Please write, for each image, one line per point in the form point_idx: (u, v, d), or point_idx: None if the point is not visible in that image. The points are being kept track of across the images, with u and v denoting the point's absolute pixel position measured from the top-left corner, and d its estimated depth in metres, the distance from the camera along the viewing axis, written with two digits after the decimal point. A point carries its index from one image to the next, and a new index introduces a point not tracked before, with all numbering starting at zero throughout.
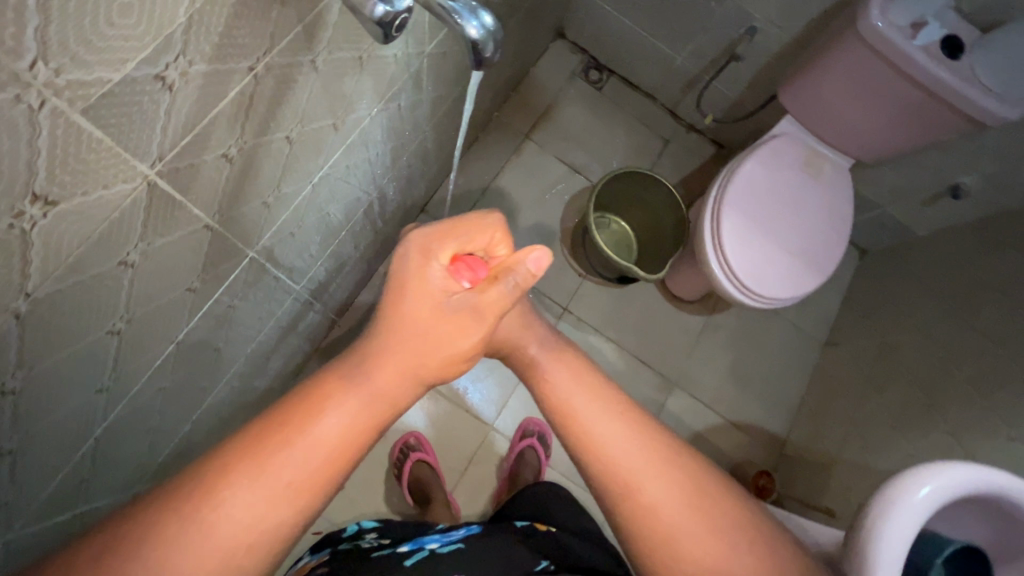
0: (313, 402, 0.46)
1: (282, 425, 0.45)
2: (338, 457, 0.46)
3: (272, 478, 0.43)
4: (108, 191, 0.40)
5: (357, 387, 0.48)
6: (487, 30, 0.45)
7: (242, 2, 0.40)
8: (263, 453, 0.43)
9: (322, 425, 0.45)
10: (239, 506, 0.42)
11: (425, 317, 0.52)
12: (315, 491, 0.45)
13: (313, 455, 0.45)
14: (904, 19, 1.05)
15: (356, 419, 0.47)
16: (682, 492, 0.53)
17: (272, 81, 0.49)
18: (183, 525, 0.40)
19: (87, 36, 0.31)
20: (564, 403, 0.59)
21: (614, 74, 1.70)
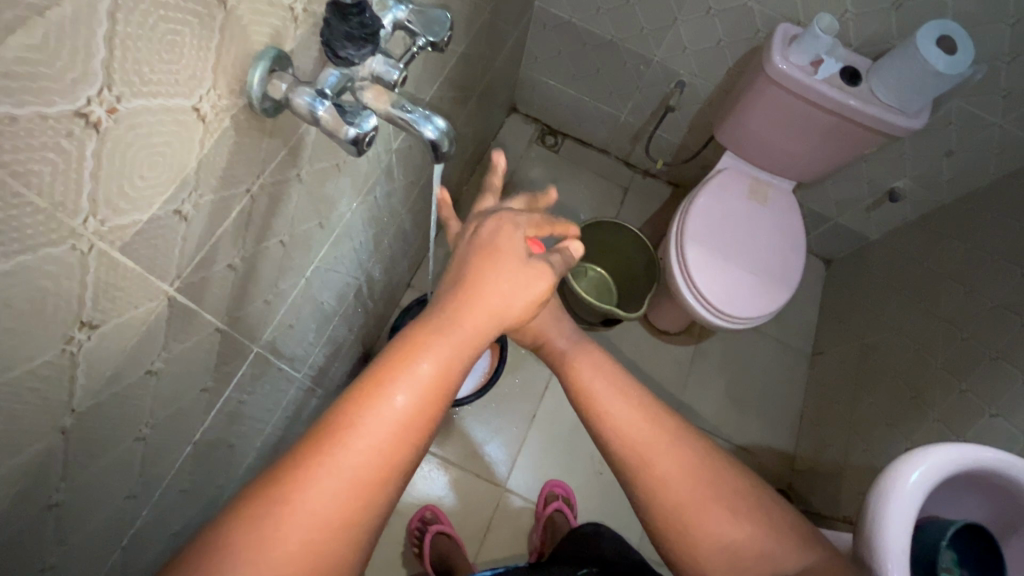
0: (410, 351, 0.50)
1: (384, 374, 0.48)
2: (410, 435, 0.48)
3: (348, 464, 0.45)
4: (137, 309, 0.46)
5: (419, 363, 0.49)
6: (441, 130, 0.54)
7: (239, 141, 0.49)
8: (337, 443, 0.45)
9: (419, 369, 0.49)
10: (321, 496, 0.43)
11: (486, 294, 0.56)
12: (390, 473, 0.47)
13: (415, 398, 0.48)
14: (804, 60, 1.19)
15: (430, 390, 0.49)
16: (689, 465, 0.59)
17: (266, 197, 0.58)
18: (307, 482, 0.43)
19: (124, 190, 0.39)
20: (582, 386, 0.65)
21: (567, 137, 1.86)
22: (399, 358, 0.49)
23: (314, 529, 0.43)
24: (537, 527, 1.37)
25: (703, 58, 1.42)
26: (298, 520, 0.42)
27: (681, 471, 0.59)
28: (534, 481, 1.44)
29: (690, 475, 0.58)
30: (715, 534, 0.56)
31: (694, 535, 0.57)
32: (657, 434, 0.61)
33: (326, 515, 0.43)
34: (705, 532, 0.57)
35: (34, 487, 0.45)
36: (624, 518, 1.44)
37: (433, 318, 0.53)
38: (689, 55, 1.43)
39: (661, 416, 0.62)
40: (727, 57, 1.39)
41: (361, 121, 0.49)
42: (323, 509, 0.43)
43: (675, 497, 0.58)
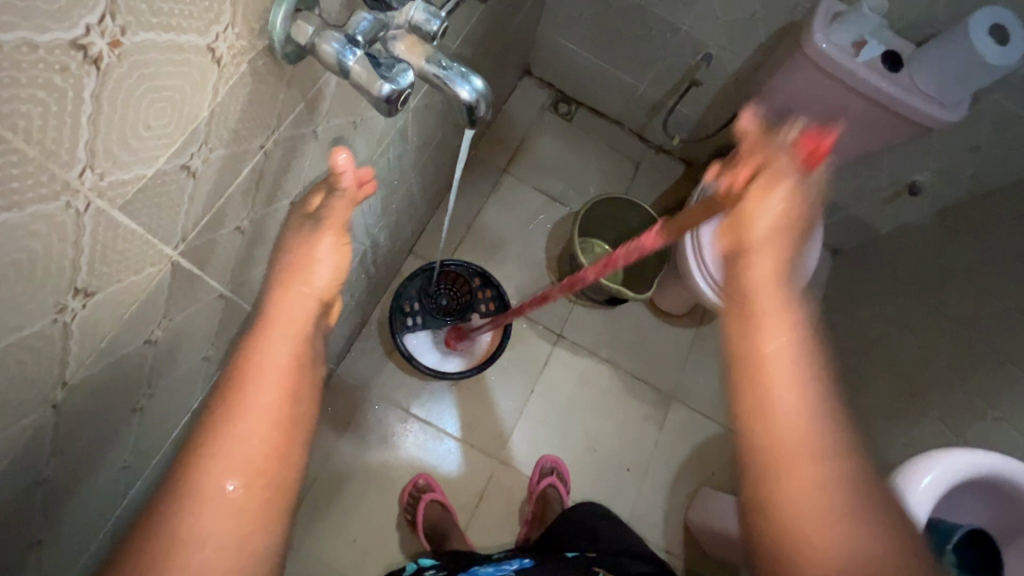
0: (247, 354, 0.51)
1: (226, 385, 0.50)
2: (280, 400, 0.50)
3: (233, 447, 0.48)
4: (139, 274, 0.42)
5: (272, 342, 0.52)
6: (479, 93, 0.49)
7: (255, 90, 0.43)
8: (211, 438, 0.47)
9: (262, 365, 0.50)
10: (223, 482, 0.46)
11: (316, 258, 0.56)
12: (284, 435, 0.50)
13: (267, 388, 0.50)
14: (846, 40, 1.13)
15: (276, 379, 0.50)
16: (812, 440, 0.56)
17: (280, 154, 0.52)
18: (184, 507, 0.45)
19: (127, 140, 0.33)
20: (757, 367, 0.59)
21: (581, 105, 1.77)
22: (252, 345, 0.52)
23: (236, 504, 0.46)
24: (529, 499, 1.38)
25: (734, 30, 1.34)
26: (211, 510, 0.45)
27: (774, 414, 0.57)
28: (527, 456, 1.44)
29: (829, 409, 0.58)
30: (812, 490, 0.54)
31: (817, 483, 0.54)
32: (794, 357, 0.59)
33: (222, 519, 0.45)
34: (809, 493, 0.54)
35: (21, 464, 0.41)
36: (615, 496, 1.45)
37: (275, 301, 0.55)
38: (720, 26, 1.35)
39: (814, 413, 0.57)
40: (760, 30, 1.31)
41: (398, 77, 0.44)
42: (213, 517, 0.45)
43: (808, 432, 0.56)
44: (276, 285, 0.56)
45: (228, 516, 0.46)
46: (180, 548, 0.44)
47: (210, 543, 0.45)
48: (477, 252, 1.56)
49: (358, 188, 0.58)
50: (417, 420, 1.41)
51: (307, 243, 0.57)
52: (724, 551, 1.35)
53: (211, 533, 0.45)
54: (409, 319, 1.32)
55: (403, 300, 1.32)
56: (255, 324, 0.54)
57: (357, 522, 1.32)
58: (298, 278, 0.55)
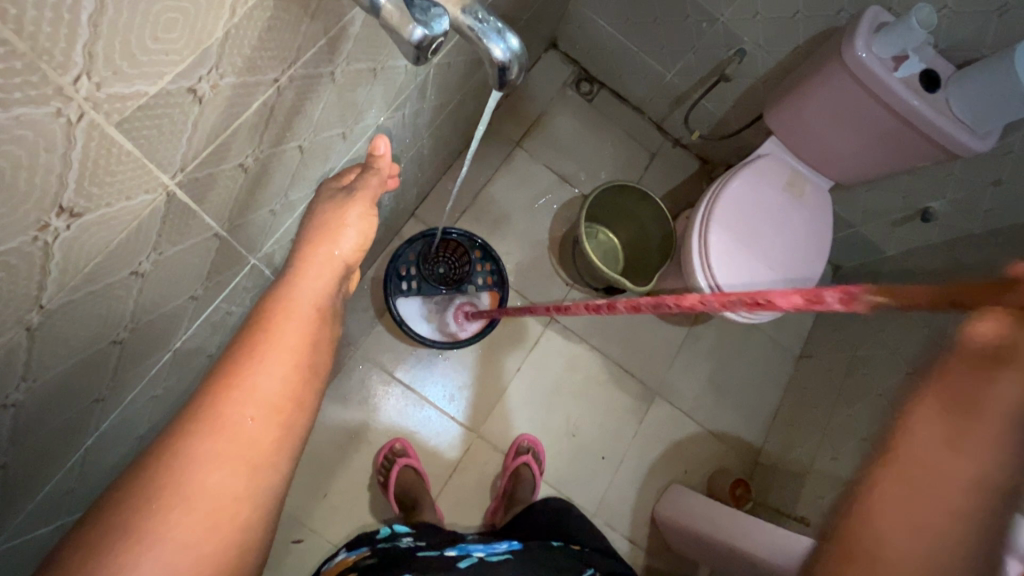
0: (280, 298, 0.53)
1: (261, 320, 0.51)
2: (307, 344, 0.51)
3: (256, 379, 0.47)
4: (131, 201, 0.39)
5: (302, 285, 0.55)
6: (514, 53, 0.46)
7: (276, 17, 0.39)
8: (246, 364, 0.48)
9: (297, 307, 0.53)
10: (240, 410, 0.46)
11: (346, 225, 0.60)
12: (304, 378, 0.50)
13: (300, 327, 0.52)
14: (888, 51, 1.09)
15: (308, 322, 0.53)
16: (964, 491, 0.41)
17: (293, 92, 0.49)
18: (207, 427, 0.44)
19: (132, 50, 0.30)
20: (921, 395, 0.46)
21: (604, 87, 1.72)
22: (283, 293, 0.54)
23: (251, 434, 0.45)
24: (503, 475, 1.38)
25: (773, 28, 1.29)
26: (224, 436, 0.44)
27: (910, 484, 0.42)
28: (506, 432, 1.44)
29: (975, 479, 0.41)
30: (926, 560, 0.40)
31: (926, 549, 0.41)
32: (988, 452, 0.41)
33: (245, 441, 0.45)
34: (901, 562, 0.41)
35: None
36: (586, 482, 1.46)
37: (302, 259, 0.57)
38: (760, 22, 1.30)
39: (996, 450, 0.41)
40: (801, 31, 1.27)
41: (433, 22, 0.40)
42: (235, 437, 0.45)
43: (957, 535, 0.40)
44: (305, 245, 0.58)
45: (243, 446, 0.45)
46: (195, 468, 0.43)
47: (221, 469, 0.44)
48: (480, 224, 1.53)
49: (389, 165, 0.65)
50: (399, 384, 1.40)
51: (336, 210, 0.61)
52: (686, 548, 1.37)
53: (222, 460, 0.44)
54: (404, 283, 1.29)
55: (400, 264, 1.28)
56: (281, 277, 0.56)
57: (329, 478, 1.32)
58: (329, 240, 0.58)
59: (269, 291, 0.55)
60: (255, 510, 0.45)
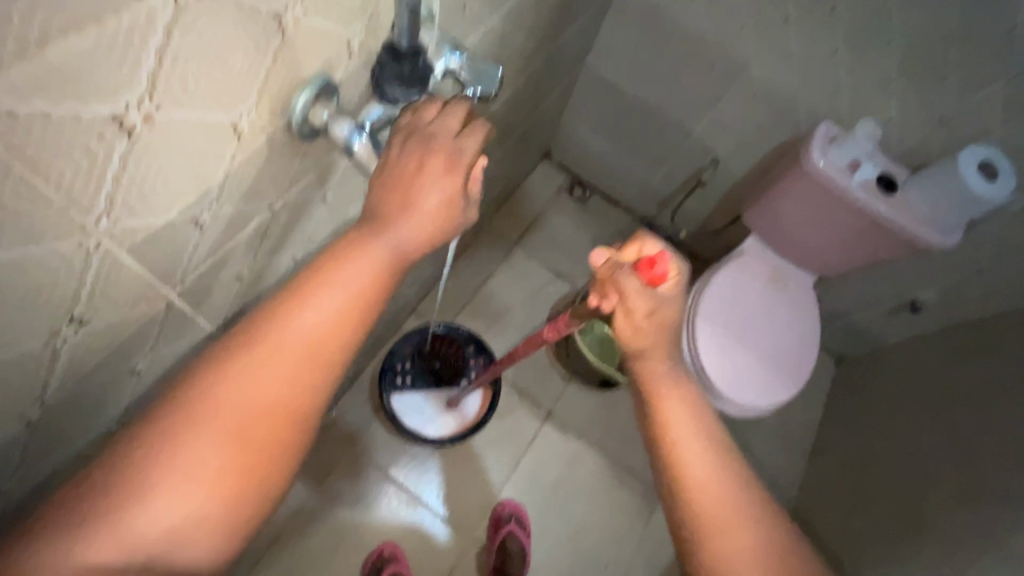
0: (283, 313, 0.46)
1: (253, 339, 0.46)
2: (279, 405, 0.46)
3: (207, 435, 0.44)
4: (133, 310, 0.45)
5: (314, 300, 0.47)
6: None
7: (270, 159, 0.48)
8: (224, 391, 0.45)
9: (298, 325, 0.46)
10: (182, 464, 0.43)
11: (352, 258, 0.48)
12: (294, 395, 0.46)
13: (300, 350, 0.46)
14: (843, 159, 1.18)
15: (305, 345, 0.47)
16: (708, 452, 0.60)
17: (287, 213, 0.57)
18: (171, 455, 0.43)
19: (145, 194, 0.38)
20: (654, 383, 0.63)
21: (596, 191, 1.86)
22: (267, 340, 0.46)
23: (190, 496, 0.43)
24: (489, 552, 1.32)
25: (742, 140, 1.42)
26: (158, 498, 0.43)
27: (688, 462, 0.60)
28: None
29: (716, 455, 0.60)
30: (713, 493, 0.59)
31: (716, 489, 0.59)
32: (694, 421, 0.62)
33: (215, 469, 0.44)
34: (730, 543, 0.57)
35: None
36: None
37: (324, 259, 0.48)
38: (729, 134, 1.43)
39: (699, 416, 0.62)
40: (767, 141, 1.38)
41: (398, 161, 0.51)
42: (202, 466, 0.44)
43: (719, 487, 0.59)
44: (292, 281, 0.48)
45: (211, 472, 0.44)
46: (154, 496, 0.42)
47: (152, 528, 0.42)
48: (479, 319, 1.59)
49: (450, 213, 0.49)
50: (393, 483, 1.38)
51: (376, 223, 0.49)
52: None
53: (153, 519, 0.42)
54: (398, 378, 1.32)
55: (396, 359, 1.32)
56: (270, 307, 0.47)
57: None
58: (358, 250, 0.48)
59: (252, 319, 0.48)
60: (225, 529, 0.45)
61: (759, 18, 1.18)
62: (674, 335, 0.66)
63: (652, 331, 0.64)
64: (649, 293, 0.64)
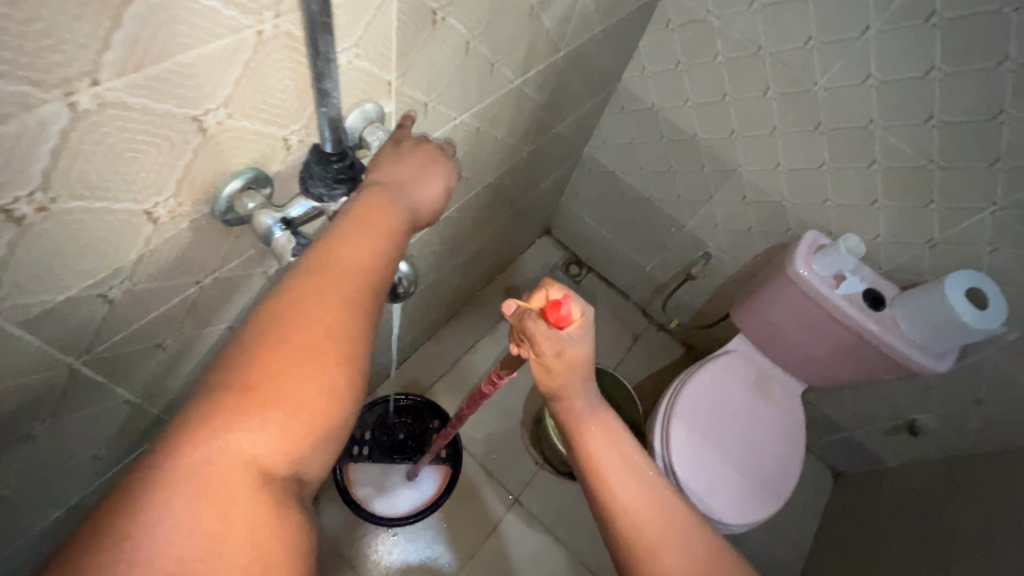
0: (274, 327, 0.41)
1: (245, 366, 0.39)
2: (287, 426, 0.39)
3: (211, 471, 0.37)
4: (27, 377, 0.46)
5: (311, 305, 0.42)
6: (405, 275, 0.59)
7: (195, 241, 0.50)
8: (216, 426, 0.38)
9: (298, 335, 0.41)
10: (188, 511, 0.35)
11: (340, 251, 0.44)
12: (298, 417, 0.40)
13: (300, 363, 0.40)
14: (827, 271, 1.16)
15: (308, 351, 0.40)
16: (634, 471, 0.61)
17: (220, 289, 0.58)
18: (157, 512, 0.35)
19: (39, 273, 0.39)
20: (573, 421, 0.64)
21: (592, 271, 1.87)
22: (239, 385, 0.39)
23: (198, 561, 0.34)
24: None
25: (734, 239, 1.42)
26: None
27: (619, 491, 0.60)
28: None
29: (639, 471, 0.62)
30: (650, 509, 0.59)
31: (653, 507, 0.59)
32: (614, 441, 0.63)
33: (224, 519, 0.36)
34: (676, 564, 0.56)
35: None
36: None
37: (320, 259, 0.44)
38: (721, 231, 1.44)
39: (618, 437, 0.64)
40: (758, 243, 1.38)
41: None
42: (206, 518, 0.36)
43: (654, 504, 0.59)
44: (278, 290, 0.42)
45: (218, 526, 0.36)
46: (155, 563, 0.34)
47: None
48: (456, 389, 1.56)
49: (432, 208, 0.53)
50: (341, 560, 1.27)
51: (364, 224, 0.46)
52: None
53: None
54: (357, 448, 1.29)
55: (357, 428, 1.30)
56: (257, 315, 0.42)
57: None
58: (354, 244, 0.45)
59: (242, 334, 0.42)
60: None
61: (748, 126, 1.22)
62: (589, 370, 0.63)
63: (564, 372, 0.62)
64: (558, 335, 0.60)
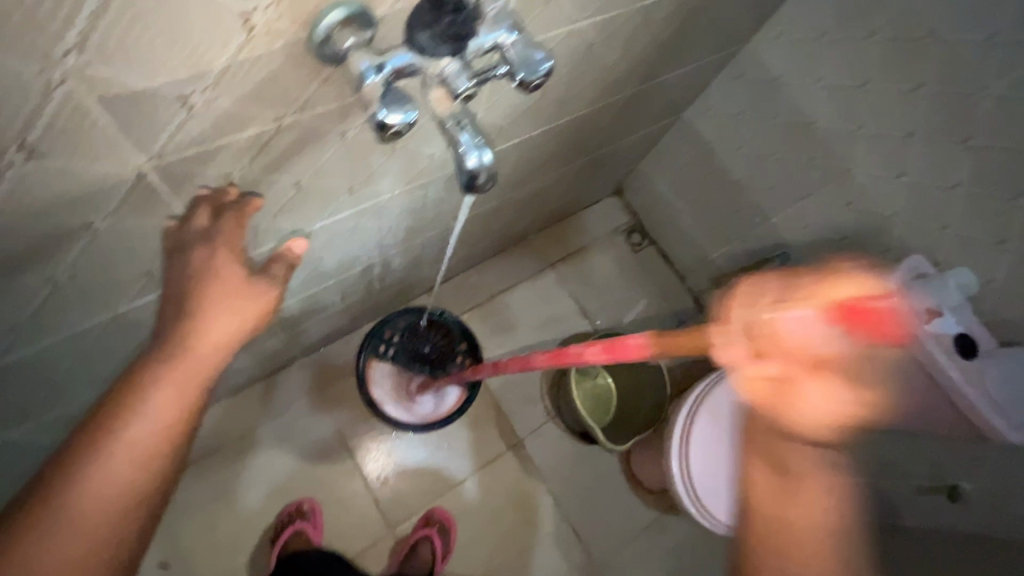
0: (159, 361, 0.52)
1: (130, 385, 0.51)
2: (182, 408, 0.52)
3: (120, 452, 0.49)
4: (98, 166, 0.45)
5: (203, 326, 0.54)
6: (485, 164, 0.51)
7: (284, 70, 0.47)
8: (115, 421, 0.49)
9: (190, 357, 0.53)
10: (101, 477, 0.48)
11: (210, 327, 0.54)
12: (188, 405, 0.53)
13: (182, 375, 0.52)
14: (921, 302, 1.03)
15: (198, 368, 0.54)
16: (811, 414, 0.75)
17: (294, 135, 0.55)
18: (75, 474, 0.47)
19: (123, 46, 0.37)
20: (778, 327, 0.73)
21: (653, 244, 1.78)
22: (126, 397, 0.50)
23: (101, 489, 0.48)
24: (405, 543, 1.27)
25: (820, 246, 1.30)
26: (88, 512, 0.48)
27: (825, 379, 0.75)
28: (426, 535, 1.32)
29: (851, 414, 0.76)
30: (822, 426, 0.76)
31: (837, 393, 0.75)
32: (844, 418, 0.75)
33: (128, 471, 0.49)
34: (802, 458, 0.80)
35: None
36: None
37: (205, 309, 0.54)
38: (808, 234, 1.31)
39: (828, 358, 0.76)
40: (847, 257, 1.25)
41: (396, 111, 0.47)
42: (120, 470, 0.49)
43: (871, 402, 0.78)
44: (171, 329, 0.54)
45: (122, 473, 0.49)
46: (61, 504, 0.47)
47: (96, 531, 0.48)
48: (487, 323, 1.55)
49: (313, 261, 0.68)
50: (342, 447, 1.32)
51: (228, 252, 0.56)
52: None
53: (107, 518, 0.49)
54: (381, 346, 1.29)
55: (387, 328, 1.30)
56: (159, 343, 0.53)
57: (230, 512, 1.22)
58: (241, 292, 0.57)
59: (138, 366, 0.52)
60: (131, 501, 0.50)
61: (882, 124, 1.07)
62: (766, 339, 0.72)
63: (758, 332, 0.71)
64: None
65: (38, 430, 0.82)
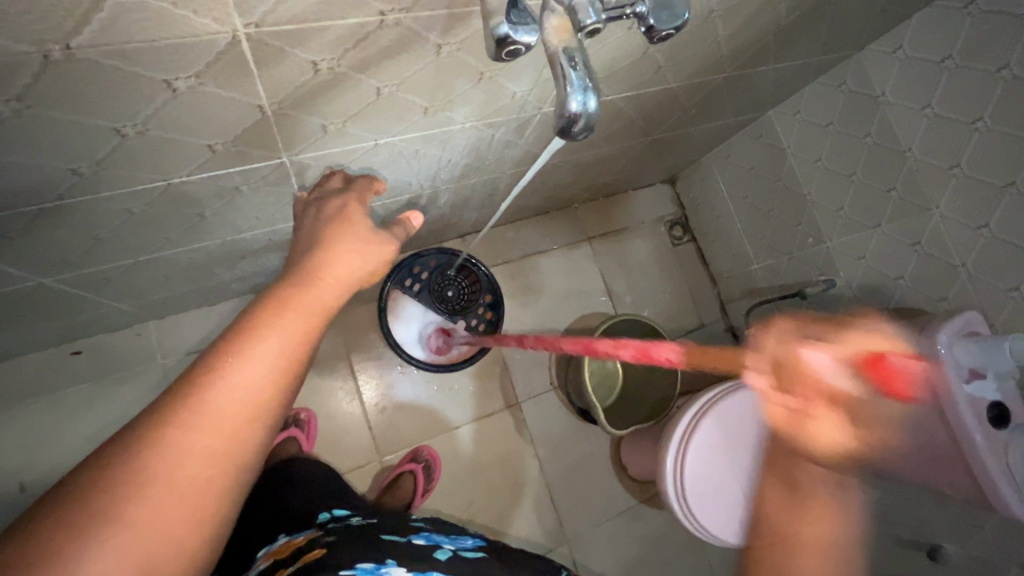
0: (276, 303, 0.46)
1: (246, 325, 0.44)
2: (297, 357, 0.45)
3: (227, 401, 0.41)
4: (196, 18, 0.42)
5: (327, 267, 0.50)
6: (587, 110, 0.46)
7: None
8: (229, 364, 0.42)
9: (315, 294, 0.48)
10: (204, 430, 0.40)
11: (338, 263, 0.51)
12: (300, 355, 0.46)
13: (301, 317, 0.46)
14: (966, 359, 0.98)
15: (318, 310, 0.48)
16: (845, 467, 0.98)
17: (394, 35, 0.52)
18: (175, 423, 0.39)
19: None
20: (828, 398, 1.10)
21: (694, 241, 1.73)
22: (241, 335, 0.43)
23: (202, 443, 0.40)
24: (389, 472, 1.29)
25: (870, 279, 1.25)
26: (193, 457, 0.39)
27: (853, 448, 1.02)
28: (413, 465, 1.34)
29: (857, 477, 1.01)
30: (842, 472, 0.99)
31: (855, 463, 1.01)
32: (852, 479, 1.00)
33: (230, 427, 0.41)
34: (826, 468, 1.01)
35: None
36: None
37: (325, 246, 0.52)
38: (862, 266, 1.27)
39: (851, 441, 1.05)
40: (895, 298, 1.21)
41: (520, 29, 0.44)
42: (223, 424, 0.41)
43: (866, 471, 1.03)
44: (299, 265, 0.51)
45: (225, 432, 0.41)
46: (154, 459, 0.38)
47: (216, 466, 0.40)
48: (512, 282, 1.53)
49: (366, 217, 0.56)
50: (349, 369, 1.32)
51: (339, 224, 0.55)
52: None
53: (217, 466, 0.40)
54: (409, 280, 1.29)
55: (417, 263, 1.29)
56: (283, 277, 0.50)
57: None
58: (354, 234, 0.53)
59: (252, 309, 0.46)
60: (229, 465, 0.41)
61: (980, 167, 1.01)
62: None
63: None
64: None
65: (71, 282, 0.82)
